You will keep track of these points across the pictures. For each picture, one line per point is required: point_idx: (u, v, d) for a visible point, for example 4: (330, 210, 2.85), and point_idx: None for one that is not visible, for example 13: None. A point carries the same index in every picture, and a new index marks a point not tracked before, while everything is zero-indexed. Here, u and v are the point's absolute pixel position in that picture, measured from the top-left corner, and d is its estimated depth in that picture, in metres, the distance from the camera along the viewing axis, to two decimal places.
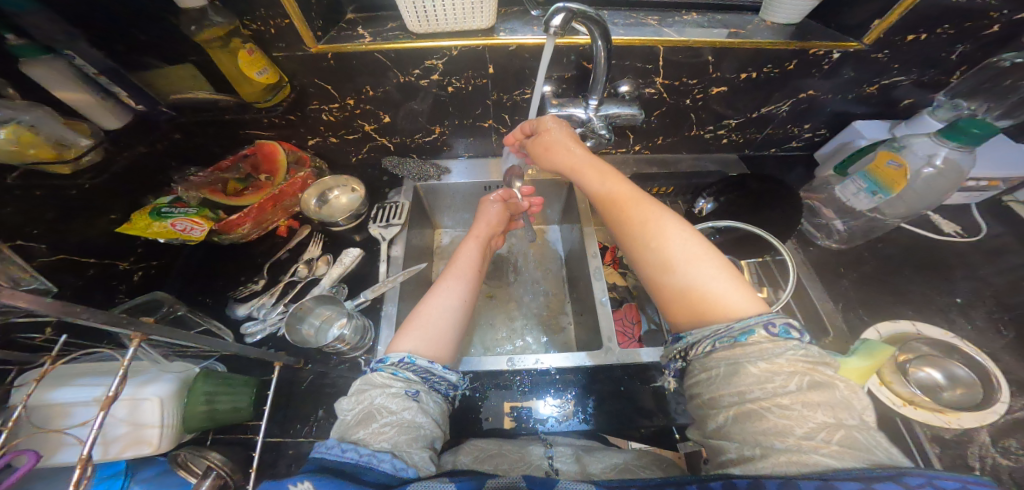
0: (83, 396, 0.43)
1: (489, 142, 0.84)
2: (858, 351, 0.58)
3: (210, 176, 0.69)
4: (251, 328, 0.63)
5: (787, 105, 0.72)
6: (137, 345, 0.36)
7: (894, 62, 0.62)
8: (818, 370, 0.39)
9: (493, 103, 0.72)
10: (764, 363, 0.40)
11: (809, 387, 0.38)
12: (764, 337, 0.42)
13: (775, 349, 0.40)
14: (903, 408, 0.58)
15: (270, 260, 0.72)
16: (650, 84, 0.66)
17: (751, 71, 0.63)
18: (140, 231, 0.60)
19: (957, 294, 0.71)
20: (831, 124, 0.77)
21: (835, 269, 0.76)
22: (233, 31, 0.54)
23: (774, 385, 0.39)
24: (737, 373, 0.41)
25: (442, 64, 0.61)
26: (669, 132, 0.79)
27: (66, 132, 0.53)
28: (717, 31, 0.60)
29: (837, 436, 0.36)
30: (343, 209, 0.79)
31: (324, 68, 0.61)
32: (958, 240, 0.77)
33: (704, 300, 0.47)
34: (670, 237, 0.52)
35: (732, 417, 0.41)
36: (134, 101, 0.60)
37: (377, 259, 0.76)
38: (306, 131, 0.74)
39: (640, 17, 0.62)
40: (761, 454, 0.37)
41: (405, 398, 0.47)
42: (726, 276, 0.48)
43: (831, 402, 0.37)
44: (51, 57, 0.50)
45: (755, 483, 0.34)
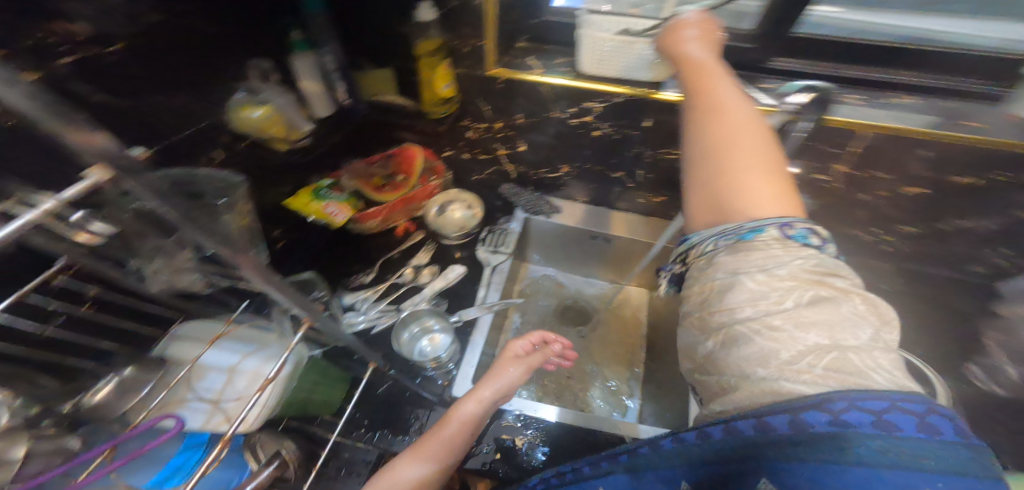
0: (222, 362, 0.40)
1: (609, 192, 0.82)
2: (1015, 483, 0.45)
3: (364, 168, 0.76)
4: (354, 318, 0.67)
5: (995, 223, 0.59)
6: (303, 331, 0.38)
7: None
8: (824, 284, 0.32)
9: (634, 156, 0.70)
10: (762, 276, 0.33)
11: (809, 302, 0.31)
12: (774, 237, 0.34)
13: (778, 257, 0.33)
14: None
15: (382, 257, 0.75)
16: (825, 169, 0.59)
17: (968, 176, 0.54)
18: (301, 207, 0.68)
19: None
20: None
21: None
22: (440, 46, 0.60)
23: (779, 302, 0.31)
24: (732, 286, 0.34)
25: (602, 107, 0.61)
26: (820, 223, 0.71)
27: (297, 117, 0.63)
28: (930, 118, 0.53)
29: (826, 360, 0.28)
30: (455, 224, 0.79)
31: (491, 90, 0.64)
32: None
33: (725, 194, 0.38)
34: (732, 126, 0.40)
35: (720, 343, 0.34)
36: (345, 98, 0.69)
37: (477, 281, 0.76)
38: (446, 143, 0.79)
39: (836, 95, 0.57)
40: (739, 382, 0.32)
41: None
42: (776, 186, 0.37)
43: (834, 319, 0.30)
44: (310, 53, 0.60)
45: (730, 428, 0.28)
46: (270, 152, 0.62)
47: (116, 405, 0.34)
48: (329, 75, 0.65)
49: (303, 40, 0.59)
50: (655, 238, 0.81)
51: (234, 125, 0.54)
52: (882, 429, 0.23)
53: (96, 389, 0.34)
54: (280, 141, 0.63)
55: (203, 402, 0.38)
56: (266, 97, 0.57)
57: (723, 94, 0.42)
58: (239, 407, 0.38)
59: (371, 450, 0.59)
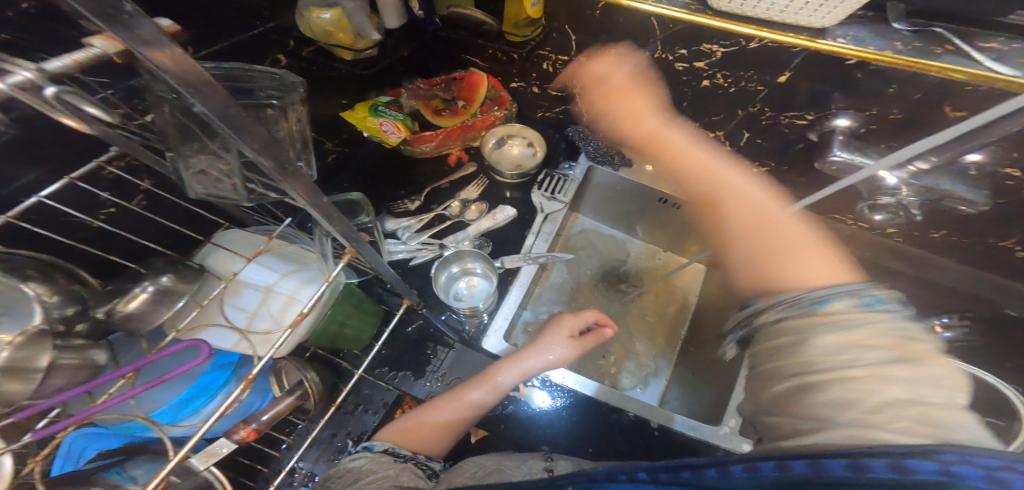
0: (259, 279, 0.42)
1: None
2: None
3: (425, 88, 0.70)
4: (393, 247, 0.66)
5: None
6: (345, 263, 0.38)
7: None
8: (911, 342, 0.27)
9: (746, 114, 0.57)
10: (841, 333, 0.29)
11: (893, 360, 0.26)
12: (850, 305, 0.30)
13: (863, 321, 0.29)
14: None
15: (431, 186, 0.73)
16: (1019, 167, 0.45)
17: None
18: (356, 120, 0.65)
19: None
20: None
21: None
22: None
23: (860, 355, 0.27)
24: (803, 343, 0.30)
25: (722, 52, 0.49)
26: (965, 229, 0.56)
27: (366, 25, 0.61)
28: None
29: (912, 411, 0.24)
30: (512, 160, 0.75)
31: (586, 16, 0.55)
32: None
33: (780, 264, 0.37)
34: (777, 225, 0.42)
35: (791, 388, 0.29)
36: (418, 7, 0.65)
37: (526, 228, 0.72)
38: (516, 73, 0.72)
39: None
40: (817, 427, 0.26)
41: (393, 461, 0.44)
42: (828, 260, 0.36)
43: (919, 378, 0.26)
44: None
45: (811, 464, 0.20)
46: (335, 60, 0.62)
47: (151, 315, 0.33)
48: None
49: None
50: None
51: (302, 26, 0.55)
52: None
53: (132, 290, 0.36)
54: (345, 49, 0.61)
55: (238, 319, 0.40)
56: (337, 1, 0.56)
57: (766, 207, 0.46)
58: (267, 336, 0.40)
59: (390, 391, 0.61)
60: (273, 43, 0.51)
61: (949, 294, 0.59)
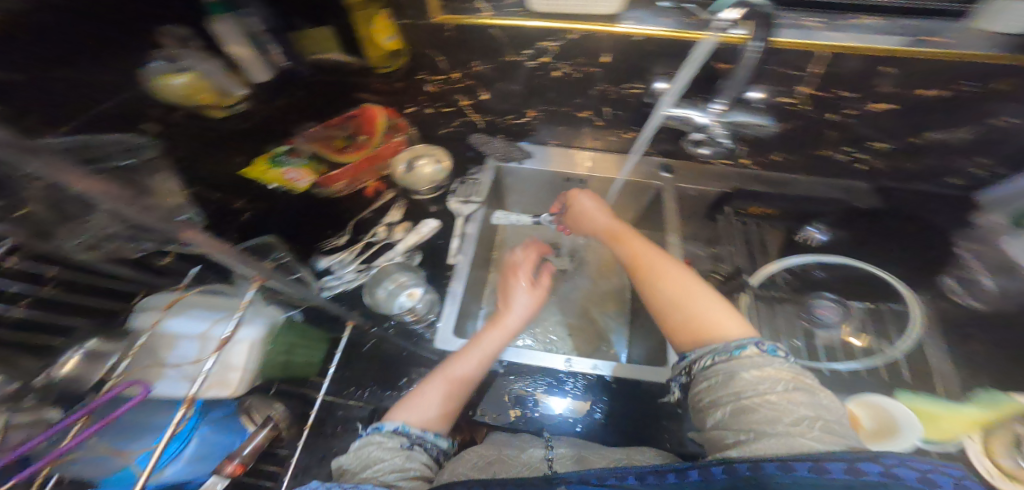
0: (191, 330, 0.44)
1: (580, 132, 0.80)
2: (976, 400, 0.52)
3: (321, 131, 0.73)
4: (331, 282, 0.69)
5: (957, 134, 0.57)
6: (256, 288, 0.41)
7: None
8: (802, 377, 0.39)
9: (596, 94, 0.68)
10: (755, 370, 0.39)
11: (792, 389, 0.38)
12: (754, 352, 0.41)
13: (767, 361, 0.40)
14: (1004, 484, 0.46)
15: (358, 218, 0.77)
16: (790, 92, 0.57)
17: (926, 87, 0.52)
18: (259, 174, 0.67)
19: None
20: (1005, 164, 0.60)
21: (970, 336, 0.59)
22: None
23: (763, 385, 0.38)
24: (727, 378, 0.40)
25: (557, 46, 0.59)
26: (790, 147, 0.69)
27: (228, 83, 0.64)
28: (894, 38, 0.50)
29: (817, 425, 0.34)
30: (426, 179, 0.79)
31: (441, 38, 0.62)
32: None
33: (705, 321, 0.48)
34: (685, 282, 0.53)
35: (726, 412, 0.38)
36: (282, 59, 0.68)
37: (450, 233, 0.78)
38: (406, 99, 0.77)
39: (797, 14, 0.53)
40: (753, 439, 0.35)
41: (399, 447, 0.46)
42: (721, 304, 0.49)
43: (814, 403, 0.37)
44: (227, 13, 0.61)
45: (783, 465, 0.29)
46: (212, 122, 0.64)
47: (87, 374, 0.38)
48: (259, 38, 0.65)
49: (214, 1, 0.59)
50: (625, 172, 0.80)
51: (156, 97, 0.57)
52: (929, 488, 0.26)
53: (61, 362, 0.38)
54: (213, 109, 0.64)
55: (184, 368, 0.42)
56: (188, 65, 0.58)
57: (664, 265, 0.57)
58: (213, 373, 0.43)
59: (363, 407, 0.64)
60: (143, 116, 0.55)
61: (800, 199, 0.72)
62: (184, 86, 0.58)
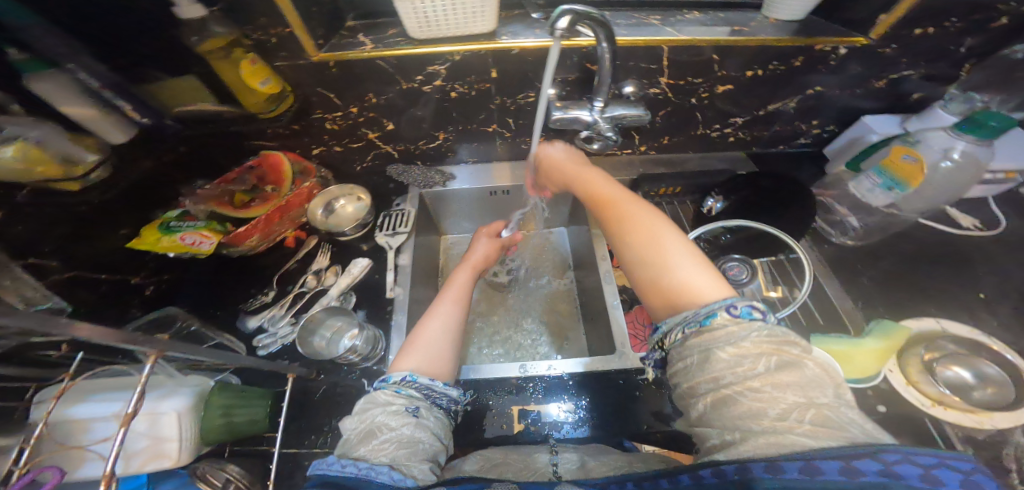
0: (101, 411, 0.42)
1: (494, 146, 0.83)
2: (872, 332, 0.57)
3: (217, 189, 0.70)
4: (264, 341, 0.64)
5: (794, 102, 0.66)
6: (154, 362, 0.36)
7: (901, 57, 0.58)
8: (784, 350, 0.37)
9: (497, 108, 0.71)
10: (732, 347, 0.37)
11: (777, 367, 0.35)
12: (727, 319, 0.39)
13: (742, 332, 0.38)
14: (932, 408, 0.53)
15: (280, 271, 0.73)
16: (655, 83, 0.63)
17: (755, 69, 0.60)
18: (150, 246, 0.61)
19: (980, 290, 0.63)
20: (838, 119, 0.71)
21: (852, 264, 0.69)
22: (234, 41, 0.56)
23: (744, 367, 0.36)
24: (707, 359, 0.38)
25: (446, 69, 0.61)
26: (676, 132, 0.75)
27: (73, 149, 0.54)
28: (721, 28, 0.58)
29: (809, 415, 0.33)
30: (350, 218, 0.79)
31: (327, 76, 0.62)
32: (975, 234, 0.69)
33: (676, 282, 0.45)
34: (656, 237, 0.50)
35: (709, 404, 0.37)
36: (138, 114, 0.61)
37: (384, 268, 0.75)
38: (311, 140, 0.75)
39: (642, 16, 0.61)
40: (740, 439, 0.34)
41: (405, 413, 0.50)
42: (694, 260, 0.47)
43: (803, 382, 0.35)
44: (52, 71, 0.51)
45: (773, 467, 0.29)
46: (68, 197, 0.55)
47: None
48: (98, 93, 0.56)
49: (29, 58, 0.49)
50: None
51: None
52: (931, 485, 0.26)
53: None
54: (64, 182, 0.54)
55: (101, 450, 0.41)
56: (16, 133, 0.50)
57: (638, 217, 0.53)
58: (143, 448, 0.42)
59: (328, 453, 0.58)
60: None
61: (696, 172, 0.79)
62: (13, 158, 0.48)
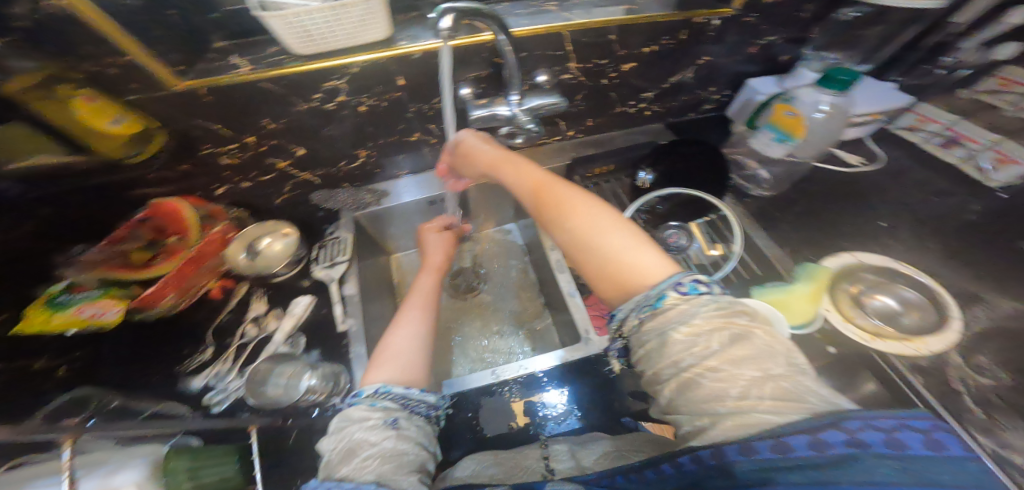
0: None
1: (423, 155, 0.81)
2: (801, 277, 0.64)
3: (109, 251, 0.62)
4: (214, 398, 0.59)
5: (690, 72, 0.70)
6: (70, 446, 0.33)
7: (761, 24, 0.63)
8: (734, 321, 0.36)
9: (413, 115, 0.69)
10: (686, 327, 0.37)
11: (730, 342, 0.35)
12: (676, 298, 0.39)
13: (690, 308, 0.38)
14: (873, 342, 0.55)
15: (217, 323, 0.67)
16: (566, 70, 0.63)
17: (652, 44, 0.62)
18: (39, 327, 0.52)
19: (879, 218, 0.71)
20: (732, 83, 0.76)
21: (772, 213, 0.74)
22: (54, 77, 0.49)
23: (701, 346, 0.35)
24: (665, 344, 0.37)
25: (345, 83, 0.59)
26: (596, 113, 0.77)
27: None
28: (613, 9, 0.59)
29: (768, 389, 0.32)
30: (280, 255, 0.74)
31: (206, 106, 0.58)
32: (860, 169, 0.76)
33: (622, 266, 0.45)
34: (592, 220, 0.50)
35: (674, 390, 0.36)
36: None
37: (330, 301, 0.72)
38: (210, 180, 0.70)
39: (541, 3, 0.60)
40: (710, 423, 0.32)
41: (383, 425, 0.47)
42: (636, 240, 0.47)
43: (756, 354, 0.34)
44: None
45: (744, 448, 0.29)
46: None
47: None
48: None
49: None
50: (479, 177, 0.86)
51: None
52: (894, 448, 0.26)
53: None
54: None
55: None
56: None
57: (571, 198, 0.54)
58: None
59: None
60: None
61: (624, 149, 0.81)
62: None
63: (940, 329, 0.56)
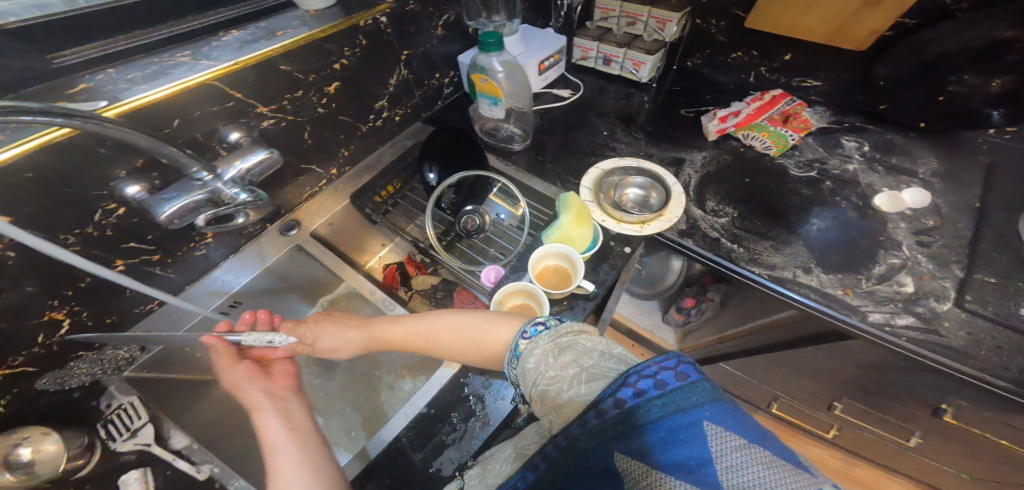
0: None
1: (164, 276, 0.64)
2: (564, 210, 0.68)
3: None
4: None
5: (402, 70, 0.75)
6: None
7: (426, 8, 0.71)
8: (562, 337, 0.39)
9: (99, 242, 0.53)
10: (532, 357, 0.39)
11: (559, 353, 0.38)
12: (524, 343, 0.42)
13: (532, 346, 0.40)
14: (643, 230, 0.66)
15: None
16: (260, 117, 0.57)
17: (337, 60, 0.62)
18: None
19: (603, 128, 0.84)
20: (447, 66, 0.84)
21: (538, 161, 0.81)
22: None
23: (540, 367, 0.38)
24: (524, 375, 0.40)
25: None
26: (343, 141, 0.74)
27: None
28: (263, 41, 0.55)
29: (585, 375, 0.35)
30: (57, 454, 0.54)
31: None
32: (572, 98, 0.90)
33: (488, 343, 0.48)
34: (446, 320, 0.54)
35: (537, 405, 0.38)
36: None
37: (167, 459, 0.59)
38: None
39: (166, 59, 0.51)
40: (557, 418, 0.35)
41: None
42: (480, 317, 0.51)
43: (578, 353, 0.37)
44: None
45: (578, 422, 0.32)
46: None
47: None
48: None
49: None
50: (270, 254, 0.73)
51: None
52: (662, 389, 0.29)
53: None
54: None
55: None
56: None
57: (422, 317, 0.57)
58: None
59: None
60: None
61: (395, 161, 0.81)
62: None
63: (671, 196, 0.69)
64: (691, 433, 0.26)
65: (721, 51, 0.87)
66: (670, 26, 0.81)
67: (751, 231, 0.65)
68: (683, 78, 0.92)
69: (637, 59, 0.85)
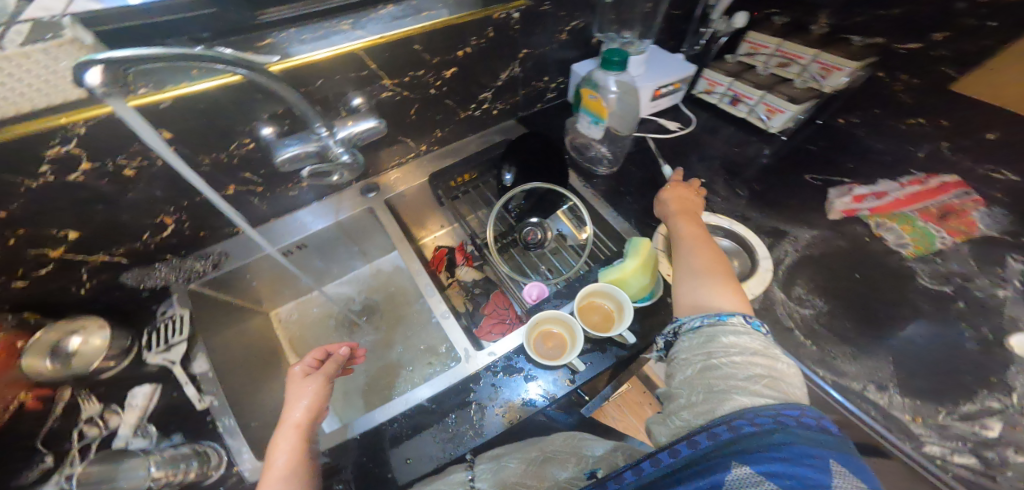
0: None
1: (253, 206, 0.67)
2: (631, 253, 0.67)
3: None
4: None
5: (517, 66, 0.74)
6: None
7: (559, 12, 0.69)
8: (774, 354, 0.43)
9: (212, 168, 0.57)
10: (732, 337, 0.44)
11: (753, 354, 0.42)
12: (740, 322, 0.46)
13: (727, 327, 0.45)
14: None
15: (41, 434, 0.52)
16: (382, 88, 0.59)
17: (462, 48, 0.62)
18: None
19: (697, 174, 0.80)
20: (559, 71, 0.82)
21: (618, 191, 0.79)
22: None
23: (732, 349, 0.43)
24: (712, 339, 0.45)
25: (77, 146, 0.45)
26: (439, 123, 0.75)
27: None
28: (408, 19, 0.56)
29: (763, 381, 0.40)
30: (96, 351, 0.57)
31: None
32: (680, 133, 0.85)
33: (704, 299, 0.51)
34: (712, 260, 0.56)
35: (697, 369, 0.44)
36: None
37: (181, 383, 0.59)
38: None
39: (332, 23, 0.55)
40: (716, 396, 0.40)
41: None
42: (723, 292, 0.51)
43: (770, 362, 0.42)
44: None
45: (691, 442, 0.35)
46: None
47: None
48: None
49: None
50: (338, 210, 0.75)
51: None
52: (777, 425, 0.33)
53: None
54: None
55: None
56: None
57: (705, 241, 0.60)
58: None
59: None
60: None
61: (479, 153, 0.80)
62: None
63: (755, 270, 0.64)
64: (816, 462, 0.30)
65: (896, 113, 0.77)
66: (837, 75, 0.74)
67: (826, 331, 0.60)
68: (825, 136, 0.83)
69: (776, 105, 0.78)
